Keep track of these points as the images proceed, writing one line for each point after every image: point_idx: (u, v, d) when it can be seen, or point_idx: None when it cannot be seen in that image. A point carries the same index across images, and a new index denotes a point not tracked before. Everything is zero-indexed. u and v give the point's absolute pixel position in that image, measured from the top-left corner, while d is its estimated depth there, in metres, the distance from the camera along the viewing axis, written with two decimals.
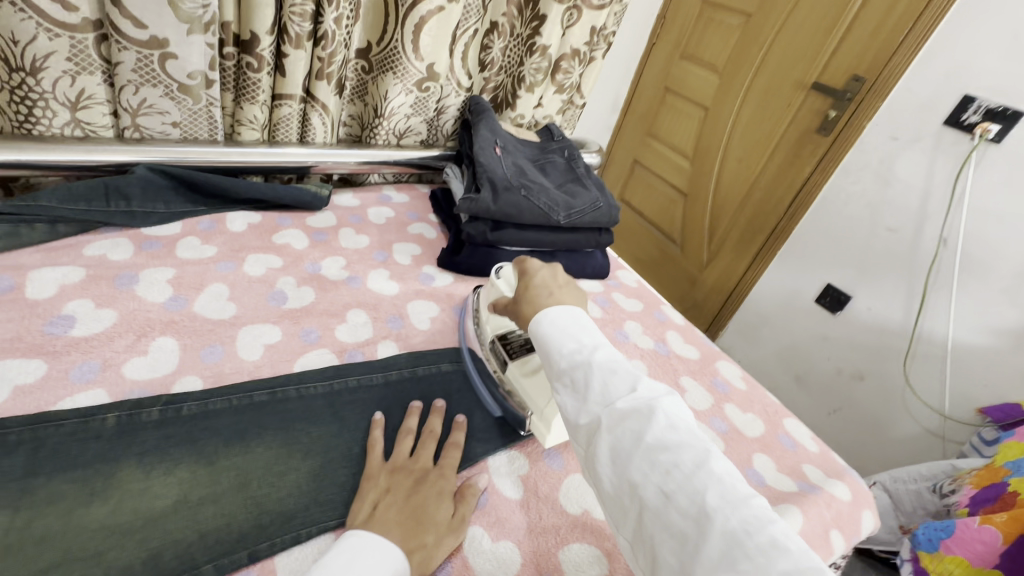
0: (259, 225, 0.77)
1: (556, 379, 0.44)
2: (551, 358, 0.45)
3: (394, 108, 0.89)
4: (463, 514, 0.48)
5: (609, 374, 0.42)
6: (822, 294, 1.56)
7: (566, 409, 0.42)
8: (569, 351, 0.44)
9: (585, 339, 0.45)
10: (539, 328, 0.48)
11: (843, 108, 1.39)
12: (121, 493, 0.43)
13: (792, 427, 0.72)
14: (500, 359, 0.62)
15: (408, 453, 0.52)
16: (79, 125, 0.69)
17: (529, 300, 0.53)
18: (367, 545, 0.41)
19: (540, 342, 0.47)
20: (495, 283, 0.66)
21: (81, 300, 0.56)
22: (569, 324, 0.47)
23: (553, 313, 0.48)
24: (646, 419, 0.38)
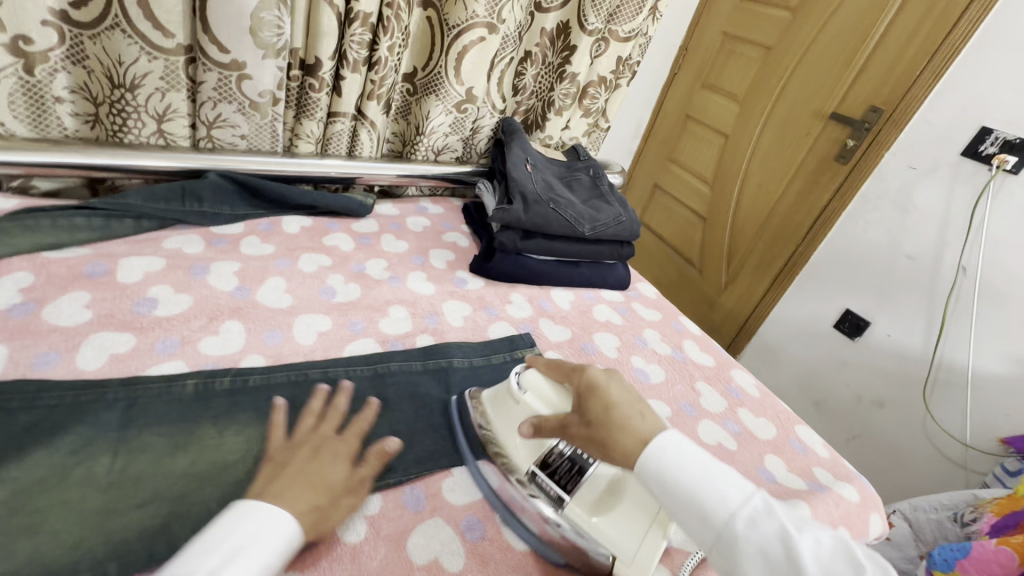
0: (310, 228, 0.85)
1: (737, 547, 0.40)
2: (715, 517, 0.40)
3: (434, 126, 0.97)
4: (364, 475, 0.50)
5: (807, 536, 0.40)
6: (840, 319, 1.58)
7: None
8: (737, 509, 0.40)
9: (741, 489, 0.42)
10: (671, 476, 0.42)
11: (861, 138, 1.44)
12: (201, 447, 0.49)
13: (803, 432, 0.76)
14: (551, 494, 0.51)
15: (309, 428, 0.52)
16: (162, 135, 0.78)
17: (622, 430, 0.45)
18: (248, 513, 0.40)
19: (691, 501, 0.41)
20: (522, 401, 0.55)
21: (161, 285, 0.64)
22: (709, 469, 0.42)
23: (680, 453, 0.43)
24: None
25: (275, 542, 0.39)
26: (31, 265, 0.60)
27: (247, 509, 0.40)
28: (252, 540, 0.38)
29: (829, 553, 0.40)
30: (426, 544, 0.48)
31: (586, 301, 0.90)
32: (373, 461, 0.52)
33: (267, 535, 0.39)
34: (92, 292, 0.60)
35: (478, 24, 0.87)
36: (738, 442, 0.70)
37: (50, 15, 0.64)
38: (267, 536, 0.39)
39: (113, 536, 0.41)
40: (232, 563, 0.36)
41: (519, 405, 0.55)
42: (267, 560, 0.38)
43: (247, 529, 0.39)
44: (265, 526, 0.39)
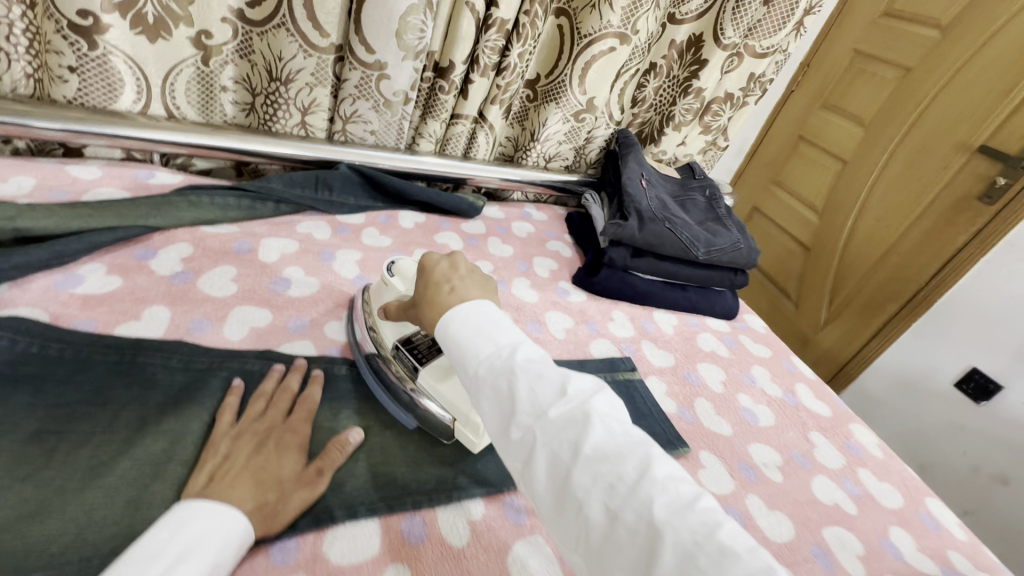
0: (424, 225, 0.88)
1: (473, 388, 0.40)
2: (465, 365, 0.41)
3: (549, 134, 0.97)
4: (321, 468, 0.47)
5: (535, 379, 0.39)
6: (964, 379, 1.40)
7: (494, 423, 0.39)
8: (485, 356, 0.41)
9: (499, 340, 0.42)
10: (448, 334, 0.44)
11: (1015, 177, 1.26)
12: (320, 428, 0.52)
13: (934, 507, 0.67)
14: (408, 364, 0.55)
15: (257, 414, 0.49)
16: (304, 126, 0.84)
17: (429, 301, 0.48)
18: (192, 512, 0.39)
19: (451, 349, 0.43)
20: (389, 283, 0.61)
21: (295, 267, 0.69)
22: (474, 323, 0.43)
23: (458, 313, 0.44)
24: (581, 427, 0.36)
25: (228, 538, 0.38)
26: (191, 238, 0.67)
27: (196, 507, 0.39)
28: (201, 538, 0.37)
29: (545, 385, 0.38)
30: (527, 564, 0.47)
31: (690, 328, 0.85)
32: (332, 454, 0.48)
33: (221, 529, 0.38)
34: (237, 268, 0.65)
35: (609, 34, 0.85)
36: (858, 506, 0.63)
37: (229, 14, 0.71)
38: (218, 532, 0.38)
39: None
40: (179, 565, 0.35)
41: (386, 288, 0.61)
42: (218, 555, 0.37)
43: (195, 527, 0.38)
44: (218, 521, 0.39)
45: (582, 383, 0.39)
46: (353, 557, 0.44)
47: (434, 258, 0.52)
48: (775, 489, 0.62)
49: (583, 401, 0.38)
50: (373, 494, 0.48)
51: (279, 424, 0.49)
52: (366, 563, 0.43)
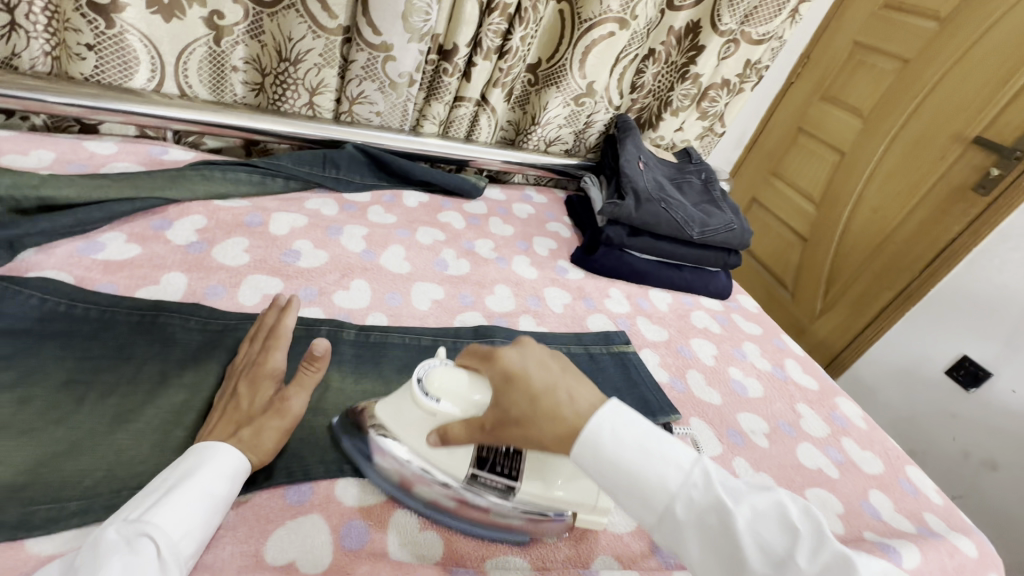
0: (427, 204, 0.91)
1: (676, 527, 0.38)
2: (657, 500, 0.38)
3: (550, 118, 1.00)
4: (286, 396, 0.47)
5: (752, 516, 0.37)
6: (955, 366, 1.43)
7: (712, 566, 0.37)
8: (678, 486, 0.38)
9: (681, 460, 0.39)
10: (612, 465, 0.39)
11: (1009, 168, 1.29)
12: (327, 386, 0.54)
13: (914, 475, 0.70)
14: (500, 486, 0.47)
15: (243, 356, 0.51)
16: (311, 107, 0.86)
17: (548, 422, 0.41)
18: (187, 453, 0.42)
19: (625, 488, 0.39)
20: (437, 410, 0.46)
21: (304, 240, 0.72)
22: (641, 448, 0.39)
23: (616, 428, 0.40)
24: (840, 572, 0.34)
25: (220, 468, 0.41)
26: (204, 210, 0.70)
27: (191, 449, 0.42)
28: (192, 471, 0.40)
29: (761, 518, 0.37)
30: None
31: (684, 306, 0.88)
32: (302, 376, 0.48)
33: (211, 461, 0.41)
34: (249, 239, 0.68)
35: (609, 20, 0.88)
36: (841, 471, 0.66)
37: None
38: (210, 464, 0.40)
39: None
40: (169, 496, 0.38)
41: (435, 416, 0.46)
42: (211, 483, 0.40)
43: (188, 464, 0.40)
44: (210, 455, 0.41)
45: (794, 504, 0.38)
46: (362, 499, 0.47)
47: (520, 362, 0.44)
48: (762, 455, 0.65)
49: (817, 533, 0.36)
50: None
51: (255, 358, 0.50)
52: (375, 505, 0.47)
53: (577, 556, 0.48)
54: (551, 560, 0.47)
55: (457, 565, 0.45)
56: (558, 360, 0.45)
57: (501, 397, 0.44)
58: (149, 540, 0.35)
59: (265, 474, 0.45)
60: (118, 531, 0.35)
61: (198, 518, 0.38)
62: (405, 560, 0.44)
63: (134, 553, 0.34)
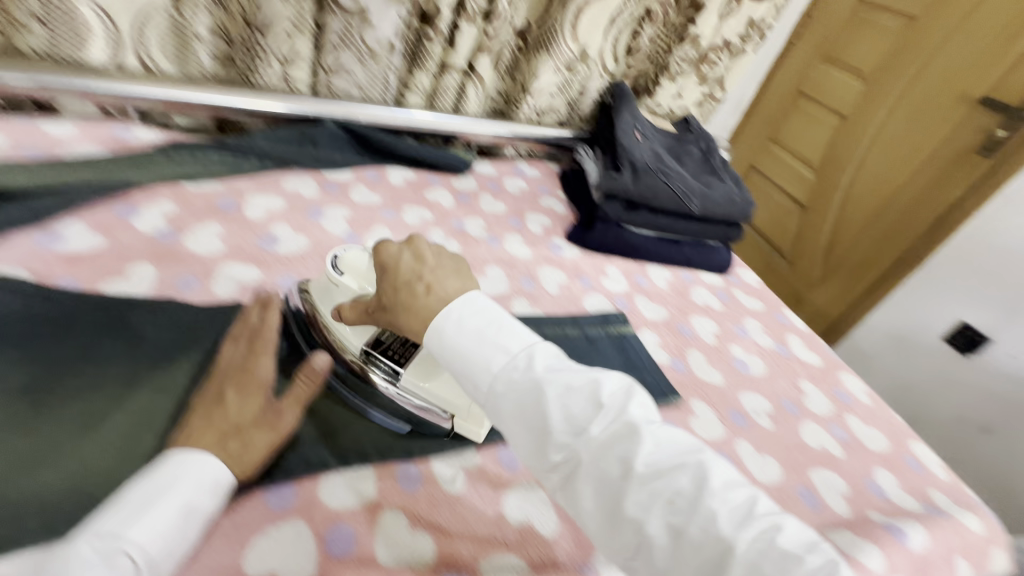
0: (414, 182, 0.86)
1: (500, 408, 0.41)
2: (483, 381, 0.42)
3: (541, 86, 0.94)
4: (282, 407, 0.47)
5: (568, 394, 0.39)
6: (954, 333, 1.41)
7: (528, 445, 0.40)
8: (502, 369, 0.42)
9: (510, 347, 0.43)
10: (446, 343, 0.43)
11: (1016, 129, 1.25)
12: None
13: (919, 451, 0.69)
14: (386, 367, 0.51)
15: (222, 356, 0.49)
16: (286, 79, 0.81)
17: (406, 308, 0.46)
18: (164, 459, 0.38)
19: (452, 360, 0.43)
20: (339, 282, 0.54)
21: (282, 225, 0.67)
22: (476, 327, 0.43)
23: (454, 317, 0.44)
24: (631, 441, 0.37)
25: (202, 479, 0.38)
26: (173, 195, 0.65)
27: (167, 455, 0.39)
28: (173, 481, 0.37)
29: (577, 397, 0.39)
30: (522, 506, 0.49)
31: (684, 282, 0.85)
32: (300, 388, 0.48)
33: (197, 472, 0.38)
34: (223, 225, 0.64)
35: None
36: (845, 450, 0.65)
37: None
38: (192, 475, 0.38)
39: None
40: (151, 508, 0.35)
41: (336, 288, 0.54)
42: (196, 496, 0.37)
43: (165, 471, 0.37)
44: (197, 465, 0.39)
45: (613, 388, 0.40)
46: (350, 504, 0.44)
47: (394, 254, 0.49)
48: (766, 436, 0.63)
49: (622, 410, 0.39)
50: (367, 443, 0.49)
51: (241, 361, 0.48)
52: (362, 507, 0.44)
53: (576, 552, 0.47)
54: (549, 557, 0.46)
55: (451, 568, 0.43)
56: (430, 254, 0.50)
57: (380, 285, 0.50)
58: (126, 558, 0.33)
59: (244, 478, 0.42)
60: (91, 550, 0.32)
61: (178, 535, 0.36)
62: (396, 566, 0.42)
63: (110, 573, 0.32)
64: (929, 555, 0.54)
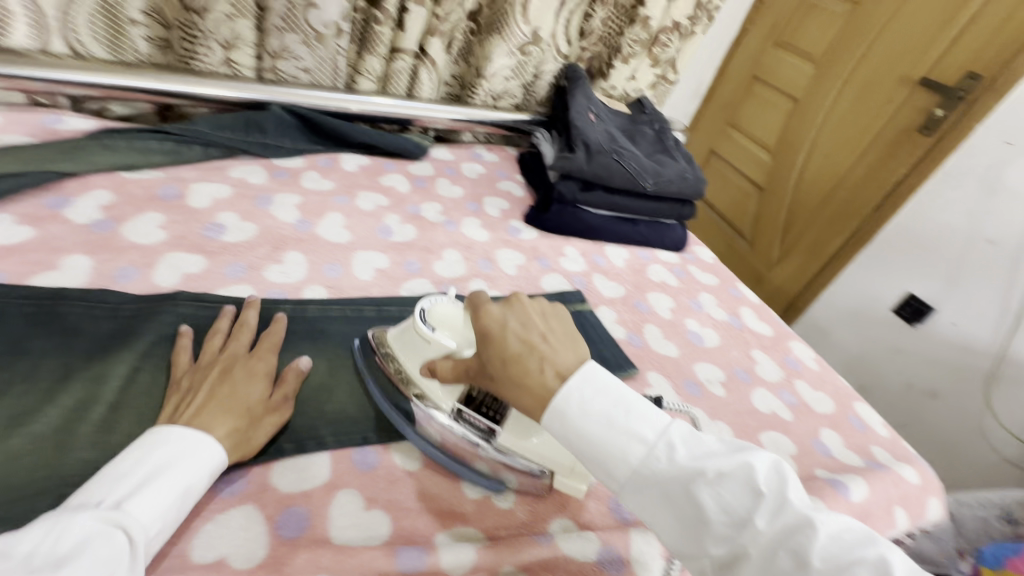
0: (368, 168, 0.85)
1: (640, 499, 0.37)
2: (620, 473, 0.38)
3: (495, 69, 0.94)
4: (286, 394, 0.48)
5: (721, 482, 0.35)
6: (902, 303, 1.48)
7: (679, 533, 0.37)
8: (640, 460, 0.37)
9: (646, 434, 0.38)
10: (574, 430, 0.39)
11: (952, 108, 1.31)
12: None
13: (863, 411, 0.72)
14: (482, 427, 0.48)
15: (216, 349, 0.48)
16: (229, 64, 0.78)
17: (517, 383, 0.42)
18: (162, 436, 0.39)
19: (586, 450, 0.39)
20: (431, 338, 0.50)
21: (229, 212, 0.65)
22: (609, 410, 0.39)
23: (580, 400, 0.40)
24: (799, 533, 0.33)
25: (198, 460, 0.39)
26: (109, 185, 0.62)
27: (163, 434, 0.39)
28: (173, 460, 0.38)
29: (729, 484, 0.35)
30: (479, 481, 0.49)
31: (641, 260, 0.87)
32: (290, 381, 0.48)
33: (194, 453, 0.39)
34: (165, 214, 0.62)
35: None
36: (793, 413, 0.68)
37: None
38: (188, 455, 0.38)
39: None
40: (147, 486, 0.36)
41: (429, 345, 0.50)
42: (191, 478, 0.38)
43: (163, 450, 0.38)
44: (194, 446, 0.39)
45: (764, 468, 0.36)
46: (302, 486, 0.44)
47: (497, 319, 0.44)
48: (719, 404, 0.66)
49: (785, 498, 0.34)
50: (322, 426, 0.48)
51: (242, 354, 0.48)
52: (316, 490, 0.44)
53: (533, 521, 0.47)
54: (505, 527, 0.46)
55: (406, 543, 0.43)
56: (536, 318, 0.46)
57: (481, 351, 0.45)
58: (122, 532, 0.33)
59: None
60: (92, 521, 0.32)
61: (170, 514, 0.36)
62: (351, 545, 0.41)
63: (108, 544, 0.32)
64: (870, 506, 0.58)
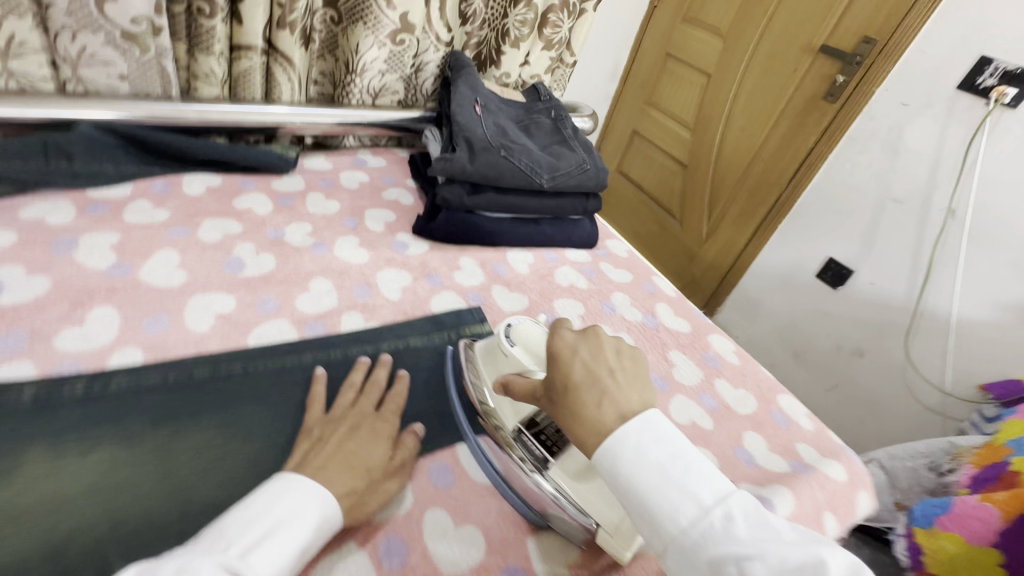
0: (219, 188, 0.72)
1: (684, 562, 0.34)
2: (667, 532, 0.35)
3: (367, 63, 0.82)
4: (403, 460, 0.47)
5: (776, 565, 0.32)
6: (823, 269, 1.50)
7: None
8: (691, 520, 0.34)
9: (701, 495, 0.35)
10: (622, 475, 0.37)
11: (852, 73, 1.32)
12: (24, 478, 0.38)
13: (786, 404, 0.68)
14: (538, 454, 0.48)
15: (349, 402, 0.49)
16: (14, 77, 0.62)
17: (573, 413, 0.40)
18: (292, 484, 0.38)
19: (630, 497, 0.36)
20: (509, 354, 0.51)
21: (11, 266, 0.52)
22: (671, 461, 0.36)
23: (634, 446, 0.37)
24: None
25: (317, 518, 0.37)
26: None
27: (284, 485, 0.38)
28: (290, 517, 0.36)
29: (784, 570, 0.31)
30: None
31: (547, 264, 0.79)
32: (409, 446, 0.48)
33: (310, 509, 0.37)
34: None
35: None
36: (714, 420, 0.62)
37: None
38: (309, 511, 0.37)
39: None
40: (265, 541, 0.34)
41: (506, 360, 0.51)
42: (306, 539, 0.36)
43: (287, 502, 0.37)
44: (305, 500, 0.37)
45: (830, 560, 0.32)
46: None
47: (569, 348, 0.44)
48: None
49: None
50: (113, 545, 0.36)
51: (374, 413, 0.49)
52: None
53: None
54: None
55: None
56: (608, 347, 0.45)
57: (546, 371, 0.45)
58: None
59: None
60: (220, 564, 0.31)
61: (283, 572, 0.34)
62: None
63: None
64: (797, 517, 0.53)
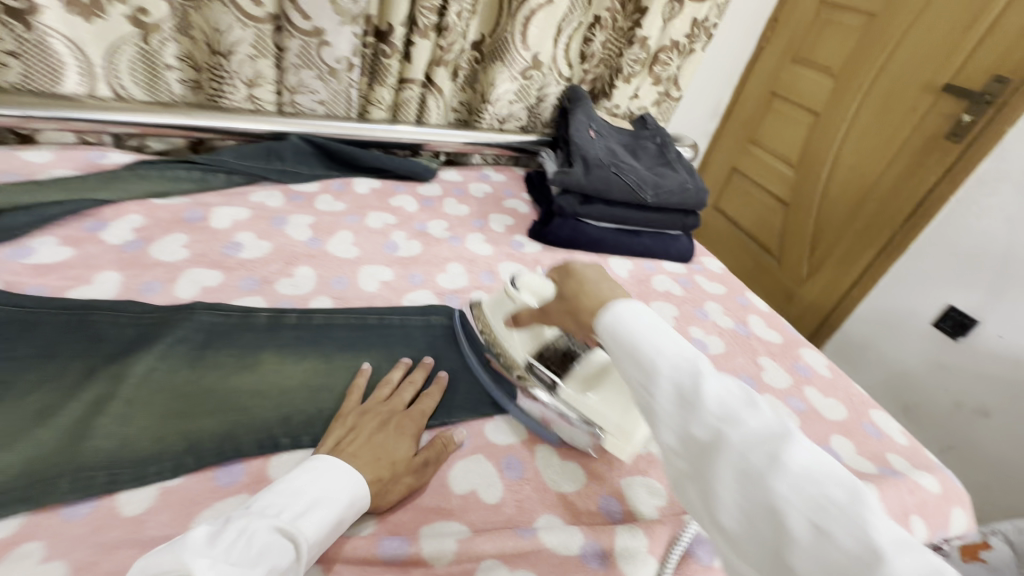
0: (379, 190, 0.89)
1: (654, 386, 0.35)
2: (650, 366, 0.36)
3: (499, 94, 0.98)
4: (427, 459, 0.48)
5: (727, 388, 0.34)
6: (942, 317, 1.39)
7: (666, 424, 0.34)
8: (672, 358, 0.36)
9: (683, 345, 0.37)
10: (619, 329, 0.38)
11: (980, 112, 1.26)
12: (264, 369, 0.53)
13: (879, 418, 0.69)
14: (547, 381, 0.55)
15: (383, 398, 0.53)
16: (252, 100, 0.85)
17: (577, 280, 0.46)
18: (333, 465, 0.43)
19: (621, 345, 0.38)
20: (517, 297, 0.56)
21: (246, 232, 0.71)
22: (658, 322, 0.38)
23: (633, 309, 0.39)
24: (780, 438, 0.32)
25: (353, 496, 0.41)
26: (141, 210, 0.69)
27: (323, 465, 0.42)
28: (331, 493, 0.40)
29: (731, 392, 0.34)
30: (466, 477, 0.50)
31: (645, 271, 0.88)
32: (437, 447, 0.50)
33: (346, 487, 0.41)
34: (189, 235, 0.67)
35: None
36: (801, 420, 0.66)
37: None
38: (349, 488, 0.42)
39: (185, 434, 0.45)
40: (309, 513, 0.38)
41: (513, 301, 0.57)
42: (342, 512, 0.40)
43: (325, 480, 0.41)
44: (343, 479, 0.42)
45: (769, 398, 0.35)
46: None
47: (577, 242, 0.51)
48: None
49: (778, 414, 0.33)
50: (319, 423, 0.50)
51: (393, 411, 0.51)
52: None
53: (517, 517, 0.47)
54: (487, 523, 0.46)
55: (388, 534, 0.44)
56: None
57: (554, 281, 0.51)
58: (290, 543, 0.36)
59: (196, 454, 0.45)
60: (275, 528, 0.36)
61: (323, 538, 0.39)
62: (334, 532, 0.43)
63: (277, 552, 0.35)
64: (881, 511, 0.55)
